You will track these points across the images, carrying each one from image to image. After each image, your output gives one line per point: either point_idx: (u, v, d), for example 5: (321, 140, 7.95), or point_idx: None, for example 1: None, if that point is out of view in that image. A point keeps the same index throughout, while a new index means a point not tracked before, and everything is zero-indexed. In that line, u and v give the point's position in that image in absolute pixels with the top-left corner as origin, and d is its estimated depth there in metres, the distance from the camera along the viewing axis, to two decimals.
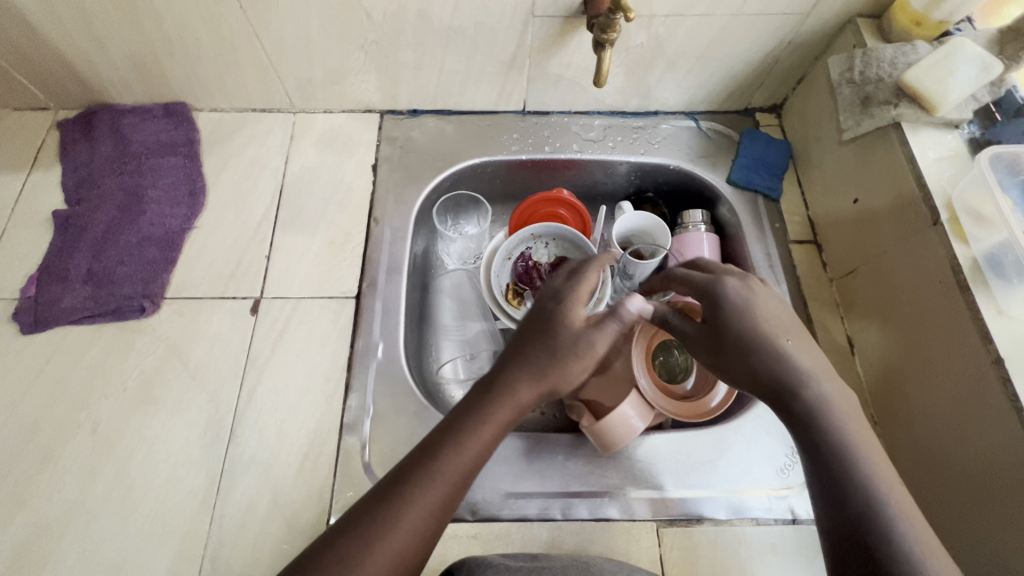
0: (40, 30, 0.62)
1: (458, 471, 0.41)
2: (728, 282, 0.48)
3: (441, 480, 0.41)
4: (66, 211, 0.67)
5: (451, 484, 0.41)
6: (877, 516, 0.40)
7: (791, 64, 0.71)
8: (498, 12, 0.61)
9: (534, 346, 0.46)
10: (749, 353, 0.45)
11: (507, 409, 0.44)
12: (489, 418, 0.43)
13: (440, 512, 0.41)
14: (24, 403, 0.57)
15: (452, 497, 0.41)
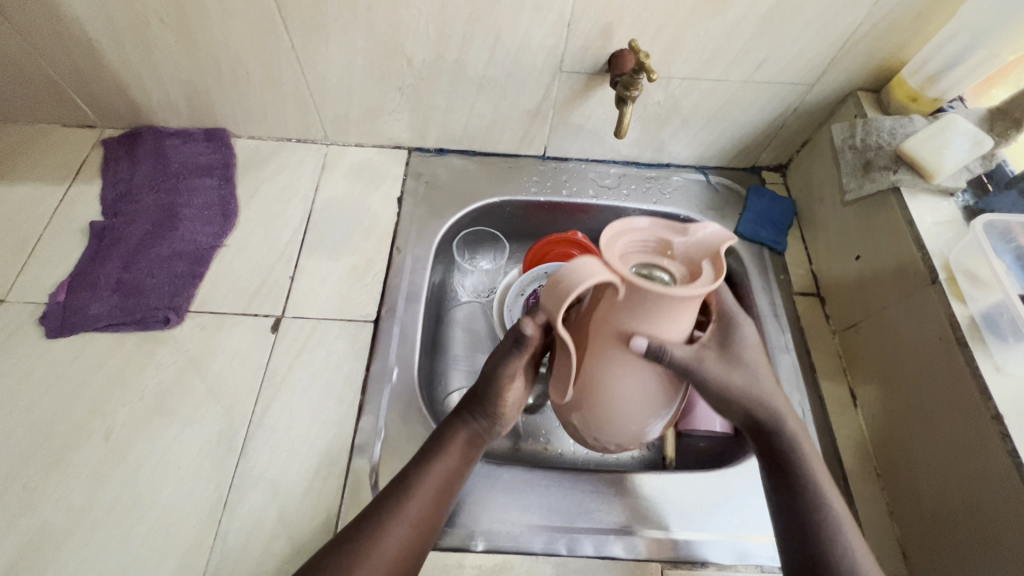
0: (103, 55, 0.67)
1: (431, 491, 0.49)
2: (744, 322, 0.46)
3: (413, 500, 0.48)
4: (103, 222, 0.70)
5: (425, 501, 0.48)
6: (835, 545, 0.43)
7: (796, 129, 0.76)
8: (529, 66, 0.66)
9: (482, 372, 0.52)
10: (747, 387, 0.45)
11: (467, 434, 0.51)
12: (450, 444, 0.51)
13: (419, 527, 0.47)
14: (40, 407, 0.58)
15: (430, 515, 0.48)
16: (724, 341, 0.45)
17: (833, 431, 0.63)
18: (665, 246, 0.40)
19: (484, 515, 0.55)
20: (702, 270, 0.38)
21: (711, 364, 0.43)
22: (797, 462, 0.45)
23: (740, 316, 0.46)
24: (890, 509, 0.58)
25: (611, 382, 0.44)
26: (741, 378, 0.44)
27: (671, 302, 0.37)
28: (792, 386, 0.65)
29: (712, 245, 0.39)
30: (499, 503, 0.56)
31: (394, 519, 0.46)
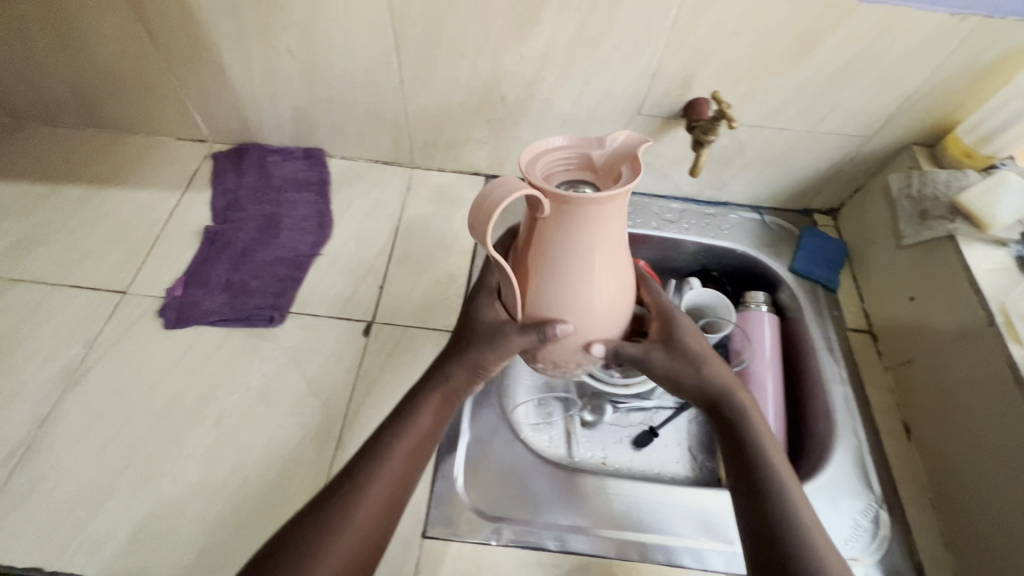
0: (231, 81, 0.75)
1: (397, 466, 0.48)
2: (681, 318, 0.56)
3: (389, 465, 0.48)
4: (214, 227, 0.77)
5: (401, 469, 0.48)
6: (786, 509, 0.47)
7: (850, 176, 0.81)
8: (611, 107, 0.73)
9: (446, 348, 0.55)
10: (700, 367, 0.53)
11: (437, 405, 0.52)
12: (426, 404, 0.52)
13: (396, 489, 0.48)
14: (158, 392, 0.63)
15: (405, 479, 0.49)
16: (668, 336, 0.54)
17: (889, 462, 0.66)
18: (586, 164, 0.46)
19: (561, 516, 0.59)
20: (622, 174, 0.44)
21: (655, 356, 0.53)
22: (757, 454, 0.50)
23: (678, 312, 0.56)
24: (946, 540, 0.61)
25: (575, 303, 0.48)
26: (682, 367, 0.53)
27: (589, 213, 0.42)
28: (847, 417, 0.69)
29: (623, 153, 0.45)
30: (576, 506, 0.60)
31: (360, 494, 0.46)
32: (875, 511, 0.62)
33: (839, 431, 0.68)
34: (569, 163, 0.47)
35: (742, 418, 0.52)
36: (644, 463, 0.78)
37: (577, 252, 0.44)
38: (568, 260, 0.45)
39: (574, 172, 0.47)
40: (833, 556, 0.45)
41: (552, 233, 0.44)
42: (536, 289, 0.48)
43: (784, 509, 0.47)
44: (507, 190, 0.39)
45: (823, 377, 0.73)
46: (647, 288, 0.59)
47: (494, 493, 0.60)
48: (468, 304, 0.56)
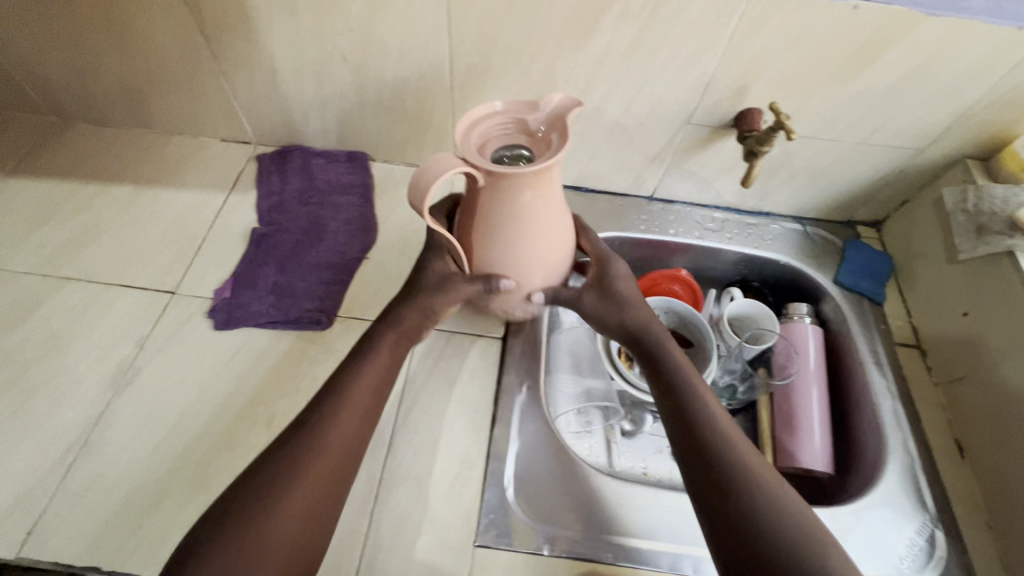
0: (281, 84, 0.76)
1: (348, 421, 0.51)
2: (612, 261, 0.63)
3: (350, 394, 0.53)
4: (261, 229, 0.77)
5: (363, 398, 0.53)
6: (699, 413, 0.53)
7: (897, 188, 0.80)
8: (661, 116, 0.73)
9: (403, 295, 0.60)
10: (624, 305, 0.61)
11: (383, 362, 0.56)
12: (380, 344, 0.57)
13: (359, 418, 0.52)
14: (209, 393, 0.64)
15: (368, 409, 0.53)
16: (601, 282, 0.62)
17: (942, 480, 0.65)
18: (523, 125, 0.53)
19: (615, 527, 0.59)
20: (553, 138, 0.51)
21: (588, 298, 0.61)
22: (695, 412, 0.53)
23: (611, 259, 0.63)
24: (1004, 562, 0.60)
25: (517, 257, 0.55)
26: (610, 308, 0.60)
27: (523, 182, 0.48)
28: (898, 433, 0.68)
29: (557, 118, 0.51)
30: (628, 517, 0.60)
31: (314, 449, 0.49)
32: (930, 530, 0.61)
33: (889, 447, 0.67)
34: (507, 128, 0.53)
35: (660, 342, 0.59)
36: None
37: (516, 214, 0.51)
38: (506, 221, 0.52)
39: (511, 136, 0.53)
40: (739, 448, 0.51)
41: (490, 201, 0.51)
42: (482, 246, 0.55)
43: (728, 459, 0.50)
44: (443, 169, 0.46)
45: (871, 391, 0.72)
46: (587, 238, 0.65)
47: (547, 504, 0.59)
48: (422, 256, 0.61)
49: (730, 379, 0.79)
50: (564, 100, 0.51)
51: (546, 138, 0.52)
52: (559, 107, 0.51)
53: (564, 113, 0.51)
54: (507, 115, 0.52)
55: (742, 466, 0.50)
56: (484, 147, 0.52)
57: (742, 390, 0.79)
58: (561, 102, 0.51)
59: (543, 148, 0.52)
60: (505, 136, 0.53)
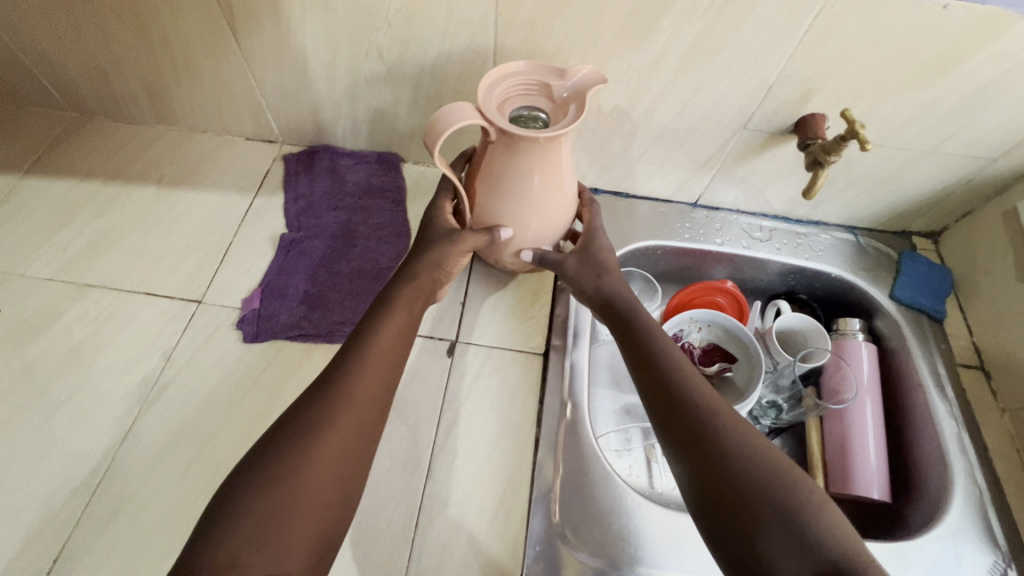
0: (312, 81, 0.72)
1: (378, 368, 0.50)
2: (593, 232, 0.65)
3: (376, 341, 0.52)
4: (290, 235, 0.74)
5: (390, 347, 0.52)
6: (671, 371, 0.53)
7: (961, 199, 0.76)
8: (715, 120, 0.68)
9: (412, 254, 0.60)
10: (600, 270, 0.61)
11: (404, 313, 0.55)
12: (400, 294, 0.56)
13: (386, 368, 0.51)
14: (239, 410, 0.61)
15: (395, 358, 0.52)
16: (584, 247, 0.63)
17: (1013, 515, 0.61)
18: (544, 89, 0.56)
19: (669, 563, 0.56)
20: (569, 110, 0.54)
21: (569, 261, 0.63)
22: (675, 378, 0.53)
23: (599, 229, 0.65)
24: None
25: (518, 210, 0.60)
26: (589, 271, 0.61)
27: (533, 143, 0.53)
28: (963, 462, 0.64)
29: (579, 90, 0.54)
30: (681, 548, 0.57)
31: (344, 400, 0.47)
32: (1002, 569, 0.58)
33: (955, 477, 0.63)
34: (530, 88, 0.56)
35: (631, 305, 0.59)
36: None
37: (527, 171, 0.56)
38: (513, 176, 0.57)
39: (534, 97, 0.57)
40: (709, 401, 0.51)
41: (501, 156, 0.56)
42: (488, 194, 0.59)
43: (709, 424, 0.49)
44: (461, 115, 0.50)
45: (933, 416, 0.68)
46: (589, 210, 0.67)
47: (598, 537, 0.56)
48: (429, 212, 0.65)
49: (774, 396, 0.75)
50: (590, 74, 0.54)
51: (564, 107, 0.56)
52: (583, 80, 0.55)
53: (586, 87, 0.54)
54: (531, 78, 0.55)
55: (725, 431, 0.49)
56: (507, 101, 0.56)
57: (787, 410, 0.75)
58: (586, 75, 0.55)
59: (560, 116, 0.56)
60: (526, 95, 0.57)
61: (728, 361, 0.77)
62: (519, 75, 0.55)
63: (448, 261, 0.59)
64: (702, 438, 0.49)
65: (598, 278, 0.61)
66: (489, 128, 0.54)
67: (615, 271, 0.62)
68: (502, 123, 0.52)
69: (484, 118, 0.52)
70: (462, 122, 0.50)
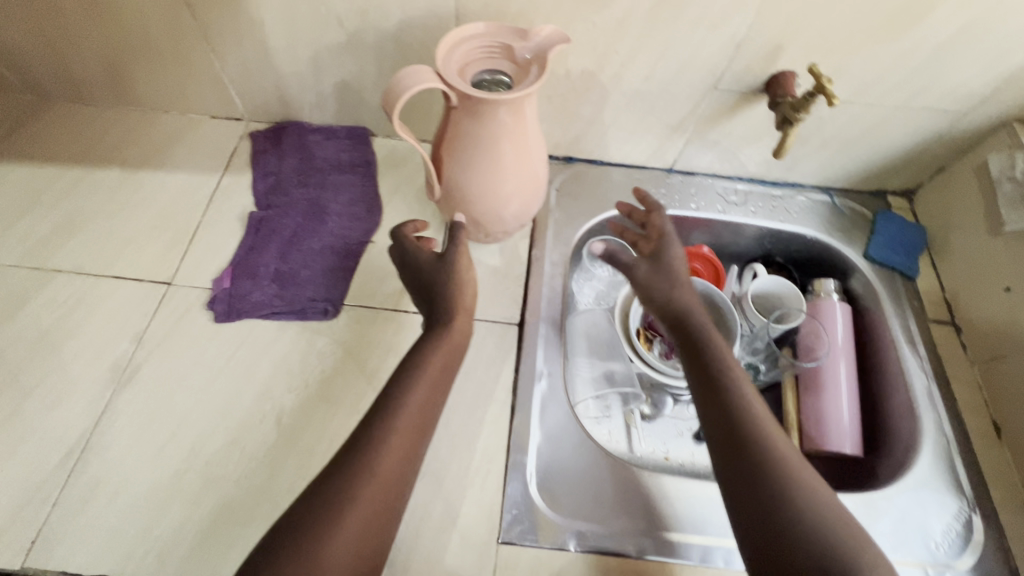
0: (273, 53, 0.70)
1: (410, 426, 0.51)
2: (669, 242, 0.63)
3: (412, 401, 0.52)
4: (259, 213, 0.73)
5: (422, 405, 0.52)
6: (737, 395, 0.53)
7: (935, 155, 0.75)
8: (685, 81, 0.67)
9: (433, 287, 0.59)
10: (675, 282, 0.61)
11: (444, 352, 0.56)
12: (432, 344, 0.56)
13: (418, 425, 0.51)
14: (212, 390, 0.61)
15: (427, 417, 0.52)
16: (656, 256, 0.62)
17: (979, 463, 0.63)
18: (507, 51, 0.55)
19: (642, 521, 0.57)
20: (531, 73, 0.53)
21: (639, 268, 0.62)
22: (736, 395, 0.53)
23: (674, 241, 0.64)
24: None
25: (485, 175, 0.60)
26: (661, 279, 0.61)
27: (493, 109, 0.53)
28: (931, 414, 0.66)
29: (541, 51, 0.53)
30: (667, 529, 0.57)
31: (379, 455, 0.48)
32: (967, 515, 0.59)
33: (923, 429, 0.65)
34: (492, 50, 0.55)
35: (697, 324, 0.58)
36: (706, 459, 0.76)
37: (491, 137, 0.56)
38: (477, 143, 0.57)
39: (497, 60, 0.56)
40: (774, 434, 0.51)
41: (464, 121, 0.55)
42: (454, 161, 0.60)
43: (764, 447, 0.50)
44: (419, 79, 0.49)
45: (904, 370, 0.69)
46: (658, 215, 0.65)
47: (571, 498, 0.57)
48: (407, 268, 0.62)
49: (754, 359, 0.76)
50: (553, 34, 0.53)
51: (526, 69, 0.55)
52: (546, 40, 0.53)
53: (548, 48, 0.52)
54: (493, 39, 0.54)
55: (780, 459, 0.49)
56: (469, 64, 0.55)
57: (764, 371, 0.76)
58: (549, 35, 0.53)
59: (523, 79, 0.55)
60: (488, 57, 0.55)
61: None
62: (480, 37, 0.54)
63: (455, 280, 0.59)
64: (754, 456, 0.49)
65: (669, 290, 0.60)
66: (450, 93, 0.53)
67: (688, 286, 0.61)
68: (462, 87, 0.51)
69: (443, 81, 0.51)
70: (419, 86, 0.49)
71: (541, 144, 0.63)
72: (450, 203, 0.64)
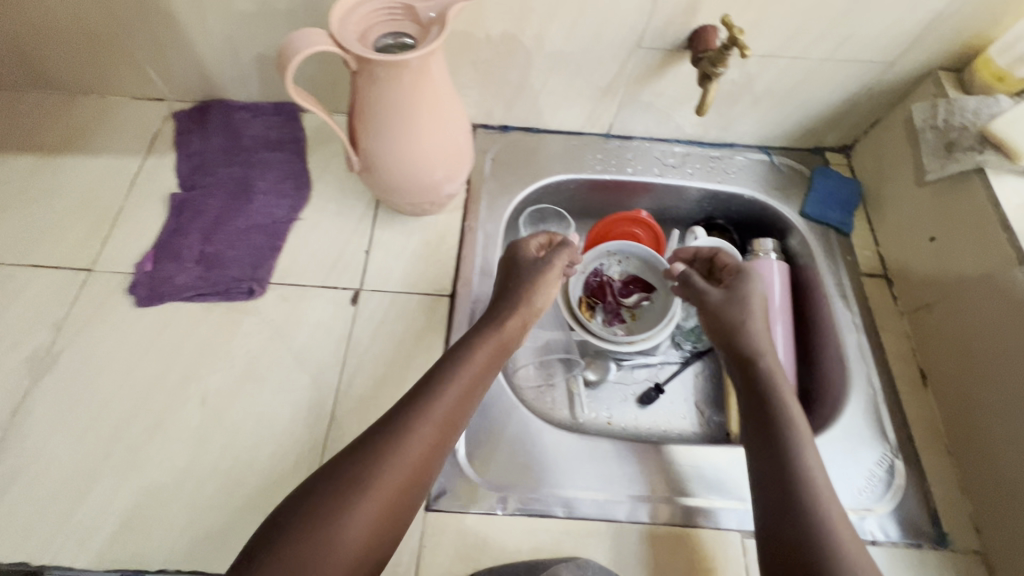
0: (183, 28, 0.67)
1: (445, 411, 0.51)
2: (746, 270, 0.63)
3: (453, 386, 0.52)
4: (182, 195, 0.71)
5: (463, 391, 0.52)
6: (781, 413, 0.54)
7: (867, 109, 0.75)
8: (608, 40, 0.66)
9: (507, 287, 0.62)
10: (746, 308, 0.60)
11: (493, 344, 0.57)
12: (479, 341, 0.56)
13: (455, 410, 0.52)
14: (135, 375, 0.60)
15: (465, 401, 0.53)
16: (733, 284, 0.62)
17: (905, 411, 0.64)
18: (409, 12, 0.53)
19: (570, 483, 0.57)
20: (433, 33, 0.52)
21: (713, 293, 0.62)
22: (781, 414, 0.54)
23: (752, 271, 0.63)
24: (964, 485, 0.60)
25: (399, 142, 0.59)
26: (732, 306, 0.61)
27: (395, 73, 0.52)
28: (860, 366, 0.66)
29: (443, 10, 0.52)
30: (594, 489, 0.57)
31: (413, 433, 0.49)
32: (890, 461, 0.61)
33: (852, 381, 0.66)
34: (394, 12, 0.53)
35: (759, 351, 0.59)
36: (650, 421, 0.76)
37: (400, 103, 0.55)
38: (386, 110, 0.56)
39: (401, 22, 0.54)
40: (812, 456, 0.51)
41: (368, 87, 0.54)
42: (366, 130, 0.58)
43: (798, 466, 0.50)
44: (311, 42, 0.48)
45: (836, 324, 0.70)
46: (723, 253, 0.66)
47: (498, 462, 0.58)
48: (509, 250, 0.66)
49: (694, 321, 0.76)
50: None
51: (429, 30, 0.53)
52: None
53: (449, 7, 0.51)
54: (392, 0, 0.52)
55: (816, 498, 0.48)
56: (370, 28, 0.53)
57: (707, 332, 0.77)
58: None
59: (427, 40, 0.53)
60: (390, 20, 0.54)
61: (647, 291, 0.78)
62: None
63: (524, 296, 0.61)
64: (784, 470, 0.50)
65: (740, 316, 0.60)
66: (350, 58, 0.51)
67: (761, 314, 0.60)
68: (360, 50, 0.50)
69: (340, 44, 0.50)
70: (312, 49, 0.47)
71: (457, 109, 0.62)
72: (368, 173, 0.63)
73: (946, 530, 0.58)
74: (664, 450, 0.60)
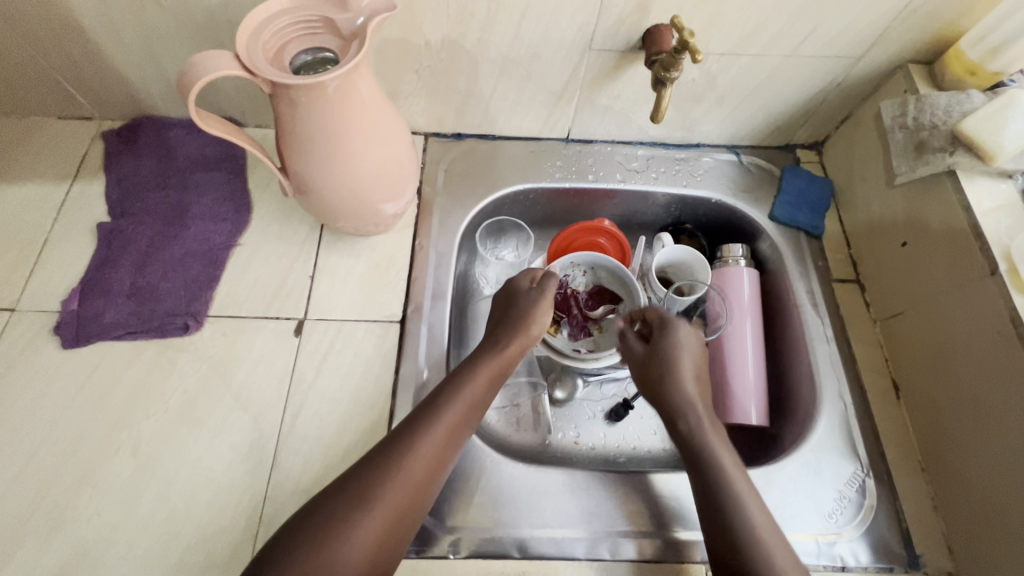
0: (98, 43, 0.62)
1: (440, 433, 0.50)
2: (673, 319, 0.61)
3: (452, 408, 0.51)
4: (111, 224, 0.66)
5: (461, 412, 0.52)
6: (710, 457, 0.52)
7: (837, 104, 0.71)
8: (557, 43, 0.61)
9: (502, 319, 0.61)
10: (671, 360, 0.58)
11: (489, 371, 0.55)
12: (479, 365, 0.56)
13: (454, 432, 0.51)
14: (61, 424, 0.56)
15: (463, 422, 0.52)
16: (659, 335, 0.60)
17: (876, 426, 0.62)
18: (329, 24, 0.49)
19: (527, 521, 0.55)
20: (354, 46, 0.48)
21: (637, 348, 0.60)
22: (711, 459, 0.52)
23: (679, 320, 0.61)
24: (936, 502, 0.58)
25: (330, 165, 0.54)
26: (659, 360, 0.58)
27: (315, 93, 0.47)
28: (831, 379, 0.64)
29: (364, 21, 0.47)
30: (552, 525, 0.55)
31: (412, 454, 0.48)
32: (861, 480, 0.58)
33: (822, 396, 0.63)
34: (312, 26, 0.49)
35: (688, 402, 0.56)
36: (619, 438, 0.73)
37: (325, 123, 0.51)
38: (310, 132, 0.51)
39: (321, 36, 0.50)
40: (747, 494, 0.50)
41: (288, 109, 0.49)
42: (292, 152, 0.54)
43: (734, 511, 0.49)
44: (215, 65, 0.43)
45: (805, 334, 0.67)
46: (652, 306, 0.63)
47: (450, 501, 0.55)
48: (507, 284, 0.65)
49: None
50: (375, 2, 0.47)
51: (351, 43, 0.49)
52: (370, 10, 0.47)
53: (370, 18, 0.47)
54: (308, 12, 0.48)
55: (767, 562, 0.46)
56: (287, 44, 0.49)
57: None
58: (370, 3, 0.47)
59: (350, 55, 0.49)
60: (308, 34, 0.49)
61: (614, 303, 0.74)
62: (293, 12, 0.47)
63: (517, 321, 0.59)
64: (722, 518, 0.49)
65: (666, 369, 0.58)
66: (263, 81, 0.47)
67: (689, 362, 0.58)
68: (272, 72, 0.45)
69: (253, 64, 0.45)
70: (220, 73, 0.43)
71: (394, 125, 0.58)
72: (303, 196, 0.59)
73: (918, 551, 0.56)
74: (625, 480, 0.57)
